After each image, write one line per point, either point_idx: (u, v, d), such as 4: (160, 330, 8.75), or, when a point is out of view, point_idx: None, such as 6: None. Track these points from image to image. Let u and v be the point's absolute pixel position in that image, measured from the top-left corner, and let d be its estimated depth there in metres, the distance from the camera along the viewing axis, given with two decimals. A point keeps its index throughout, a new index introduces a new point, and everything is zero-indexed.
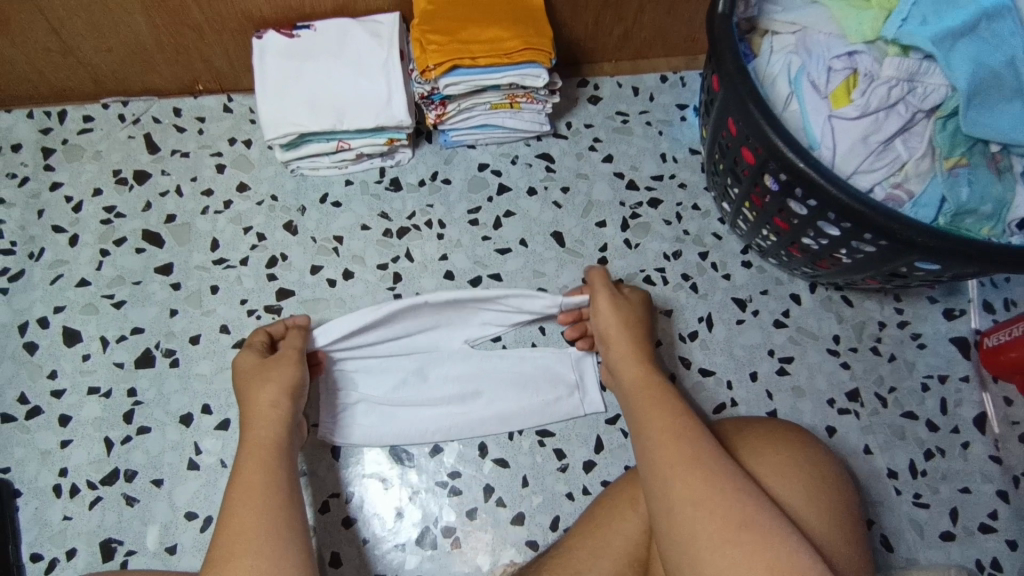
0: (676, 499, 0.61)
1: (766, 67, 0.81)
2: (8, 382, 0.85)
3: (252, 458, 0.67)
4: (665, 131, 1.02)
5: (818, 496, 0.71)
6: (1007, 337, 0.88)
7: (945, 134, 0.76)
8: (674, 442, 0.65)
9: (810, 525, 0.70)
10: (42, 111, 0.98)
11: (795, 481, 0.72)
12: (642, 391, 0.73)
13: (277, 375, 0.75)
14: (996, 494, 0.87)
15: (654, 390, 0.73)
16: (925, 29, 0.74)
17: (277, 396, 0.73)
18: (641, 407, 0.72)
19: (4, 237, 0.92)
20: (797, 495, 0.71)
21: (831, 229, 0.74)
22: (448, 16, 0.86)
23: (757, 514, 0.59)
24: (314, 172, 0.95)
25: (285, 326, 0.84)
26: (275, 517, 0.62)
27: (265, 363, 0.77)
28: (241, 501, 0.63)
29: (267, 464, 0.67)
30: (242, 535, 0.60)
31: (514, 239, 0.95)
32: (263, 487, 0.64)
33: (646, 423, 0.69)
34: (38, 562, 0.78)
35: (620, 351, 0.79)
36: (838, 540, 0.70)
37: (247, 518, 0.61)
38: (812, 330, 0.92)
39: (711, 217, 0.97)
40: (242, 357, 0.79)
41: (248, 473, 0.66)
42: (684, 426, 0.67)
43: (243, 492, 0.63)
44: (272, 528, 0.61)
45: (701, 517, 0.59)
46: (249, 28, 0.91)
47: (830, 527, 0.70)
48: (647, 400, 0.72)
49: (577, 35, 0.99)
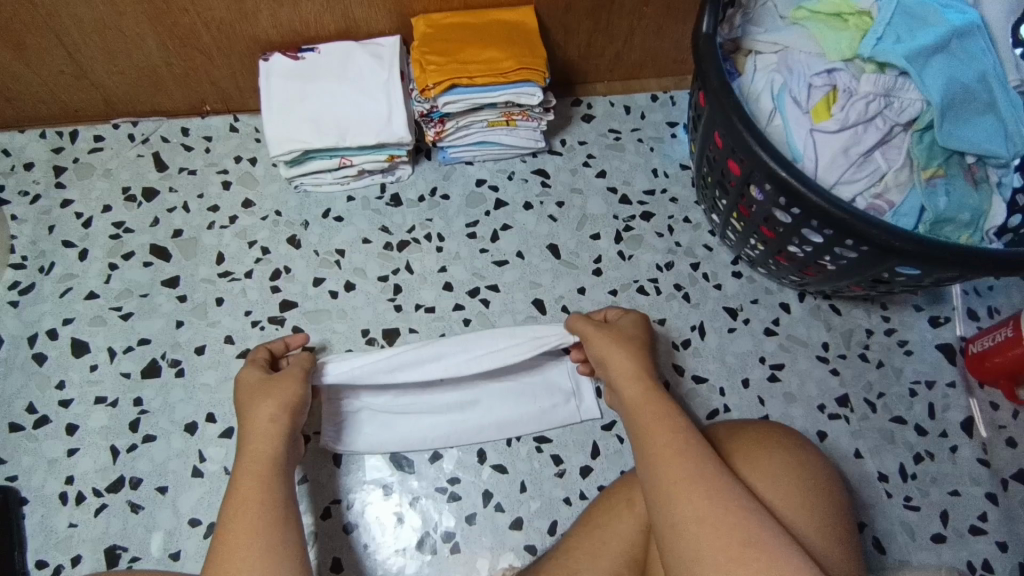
0: (679, 517, 0.60)
1: (750, 84, 0.84)
2: (18, 392, 0.87)
3: (249, 474, 0.67)
4: (656, 148, 1.05)
5: (813, 502, 0.70)
6: (990, 343, 0.90)
7: (923, 146, 0.78)
8: (675, 457, 0.64)
9: (807, 534, 0.68)
10: (55, 132, 1.02)
11: (790, 487, 0.71)
12: (642, 404, 0.71)
13: (274, 391, 0.74)
14: (985, 497, 0.88)
15: (654, 403, 0.71)
16: (899, 47, 0.78)
17: (277, 411, 0.73)
18: (641, 421, 0.70)
19: (16, 252, 0.95)
20: (791, 503, 0.70)
21: (815, 236, 0.77)
22: (448, 40, 0.91)
23: (759, 531, 0.58)
24: (317, 188, 0.99)
25: (284, 343, 0.85)
26: (270, 535, 0.61)
27: (262, 381, 0.77)
28: (236, 520, 0.62)
29: (264, 479, 0.67)
30: (236, 553, 0.60)
31: (511, 251, 0.98)
32: (259, 503, 0.64)
33: (647, 438, 0.67)
34: (43, 568, 0.80)
35: (619, 364, 0.76)
36: (836, 545, 0.69)
37: (242, 536, 0.61)
38: (801, 337, 0.95)
39: (702, 230, 1.01)
40: (243, 374, 0.79)
41: (244, 487, 0.65)
42: (685, 439, 0.66)
43: (240, 508, 0.63)
44: (268, 546, 0.61)
45: (704, 534, 0.58)
46: (256, 51, 0.95)
47: (828, 533, 0.69)
48: (645, 413, 0.70)
49: (570, 56, 1.03)
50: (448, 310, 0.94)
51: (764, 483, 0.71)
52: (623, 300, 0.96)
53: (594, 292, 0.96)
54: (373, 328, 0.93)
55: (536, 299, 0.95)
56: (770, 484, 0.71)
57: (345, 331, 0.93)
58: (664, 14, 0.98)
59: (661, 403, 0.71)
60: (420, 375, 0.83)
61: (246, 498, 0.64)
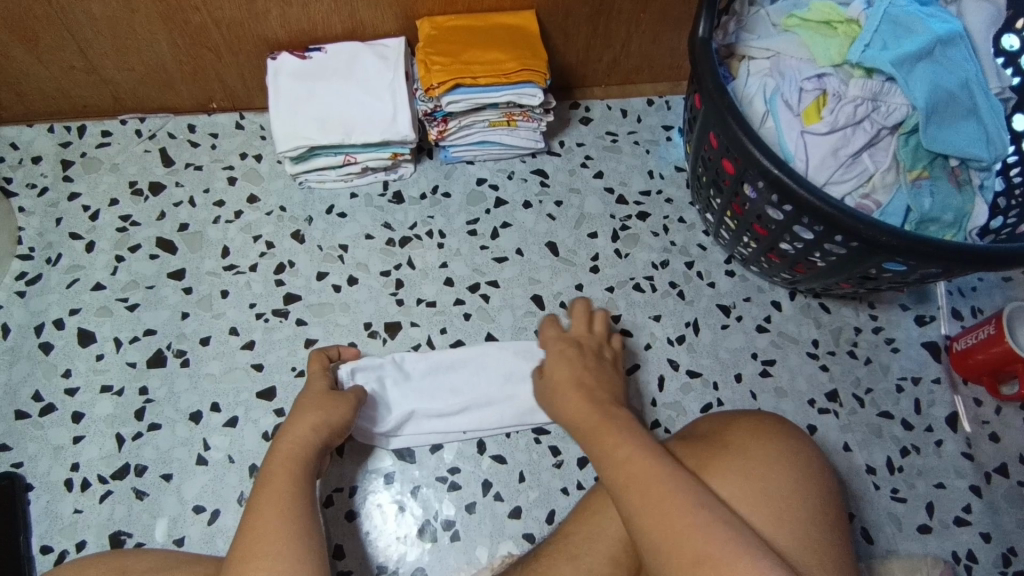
0: (651, 546, 0.58)
1: (743, 88, 0.87)
2: (24, 381, 0.90)
3: (280, 469, 0.70)
4: (652, 150, 1.08)
5: (797, 501, 0.68)
6: (973, 341, 0.93)
7: (909, 148, 0.81)
8: (642, 479, 0.62)
9: (788, 528, 0.67)
10: (63, 126, 1.05)
11: (774, 484, 0.69)
12: (587, 420, 0.73)
13: (309, 413, 0.77)
14: (968, 489, 0.90)
15: (608, 435, 0.69)
16: (885, 53, 0.80)
17: (319, 423, 0.76)
18: (589, 434, 0.71)
19: (23, 244, 0.97)
20: (774, 498, 0.68)
21: (805, 233, 0.80)
22: (451, 42, 0.93)
23: (727, 552, 0.55)
24: (321, 185, 1.01)
25: (337, 351, 0.89)
26: (294, 527, 0.64)
27: (328, 393, 0.80)
28: (265, 508, 0.65)
29: (295, 475, 0.69)
30: (266, 538, 0.62)
31: (511, 248, 1.00)
32: (292, 495, 0.67)
33: (609, 471, 0.65)
34: (47, 554, 0.81)
35: (575, 409, 0.75)
36: (819, 546, 0.67)
37: (273, 522, 0.64)
38: (792, 334, 0.98)
39: (696, 229, 1.04)
40: (309, 381, 0.82)
41: (273, 481, 0.68)
42: (631, 441, 0.67)
43: (268, 498, 0.66)
44: (295, 535, 0.63)
45: (654, 530, 0.58)
46: (265, 50, 0.98)
47: (812, 532, 0.67)
48: (605, 441, 0.68)
49: (569, 61, 1.06)
50: (449, 304, 0.96)
51: (751, 479, 0.69)
52: (620, 297, 0.99)
53: (591, 289, 0.99)
54: (375, 321, 0.95)
55: (534, 295, 0.98)
56: (755, 480, 0.69)
57: (348, 324, 0.94)
58: (661, 21, 1.01)
59: (615, 433, 0.69)
60: (449, 423, 0.88)
61: (279, 491, 0.67)
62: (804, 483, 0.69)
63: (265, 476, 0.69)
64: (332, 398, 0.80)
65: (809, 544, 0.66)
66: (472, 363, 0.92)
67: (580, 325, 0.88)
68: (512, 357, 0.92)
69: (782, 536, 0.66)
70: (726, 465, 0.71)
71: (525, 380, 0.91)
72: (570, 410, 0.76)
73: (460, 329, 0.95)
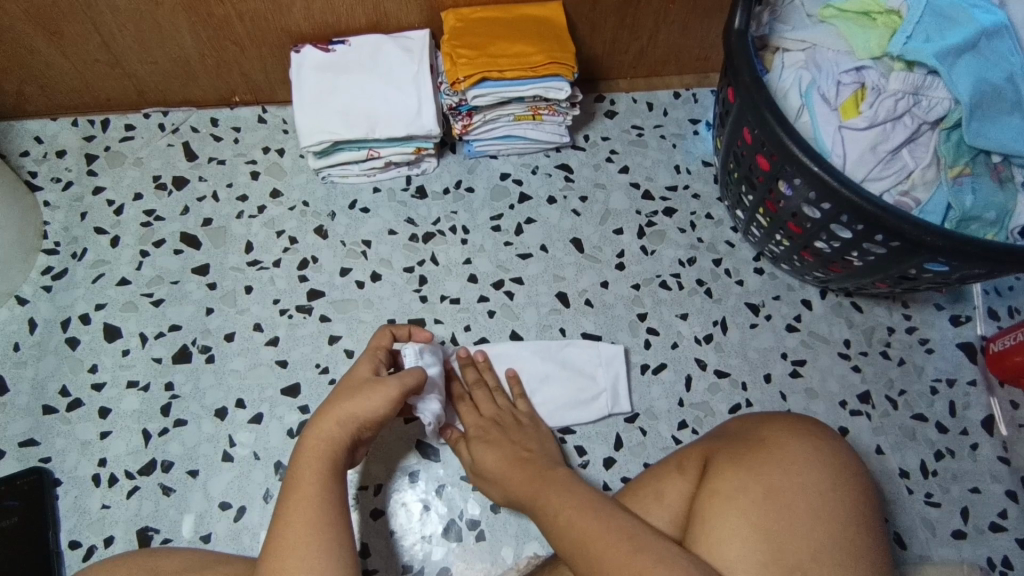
0: None
1: (778, 81, 0.84)
2: (51, 375, 0.90)
3: (309, 468, 0.68)
4: (679, 144, 1.06)
5: (839, 498, 0.65)
6: (1012, 342, 0.90)
7: (950, 144, 0.78)
8: (600, 539, 0.62)
9: (825, 527, 0.64)
10: (87, 120, 1.05)
11: (812, 479, 0.66)
12: (528, 481, 0.74)
13: (341, 402, 0.73)
14: (1004, 494, 0.88)
15: (550, 503, 0.69)
16: (928, 46, 0.77)
17: (351, 416, 0.72)
18: (533, 496, 0.72)
19: (48, 238, 0.98)
20: (812, 494, 0.65)
21: (843, 232, 0.78)
22: (475, 34, 0.92)
23: None
24: (344, 179, 1.00)
25: (408, 331, 0.85)
26: (325, 534, 0.63)
27: (369, 379, 0.76)
28: (294, 515, 0.64)
29: (324, 474, 0.68)
30: (295, 551, 0.61)
31: (535, 245, 0.99)
32: (320, 503, 0.65)
33: (561, 540, 0.65)
34: (76, 549, 0.82)
35: (517, 479, 0.75)
36: (857, 547, 0.64)
37: (302, 533, 0.62)
38: (823, 334, 0.96)
39: (724, 226, 1.02)
40: (357, 366, 0.78)
41: (302, 486, 0.66)
42: (578, 499, 0.67)
43: (297, 505, 0.65)
44: (325, 549, 0.62)
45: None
46: (288, 43, 0.96)
47: (847, 531, 0.64)
48: (547, 505, 0.69)
49: (595, 52, 1.04)
50: (473, 301, 0.95)
51: (789, 474, 0.66)
52: (646, 294, 0.97)
53: (617, 286, 0.97)
54: (399, 318, 0.94)
55: (558, 292, 0.96)
56: (792, 475, 0.66)
57: (371, 321, 0.94)
58: (690, 12, 0.99)
59: (556, 499, 0.69)
60: None
61: (307, 499, 0.65)
62: (846, 480, 0.66)
63: (295, 475, 0.68)
64: (373, 382, 0.75)
65: (845, 544, 0.63)
66: (499, 362, 0.91)
67: (484, 406, 0.86)
68: (530, 357, 0.92)
69: (816, 537, 0.63)
70: (761, 461, 0.68)
71: (547, 382, 0.91)
72: (498, 471, 0.77)
73: (484, 327, 0.94)
